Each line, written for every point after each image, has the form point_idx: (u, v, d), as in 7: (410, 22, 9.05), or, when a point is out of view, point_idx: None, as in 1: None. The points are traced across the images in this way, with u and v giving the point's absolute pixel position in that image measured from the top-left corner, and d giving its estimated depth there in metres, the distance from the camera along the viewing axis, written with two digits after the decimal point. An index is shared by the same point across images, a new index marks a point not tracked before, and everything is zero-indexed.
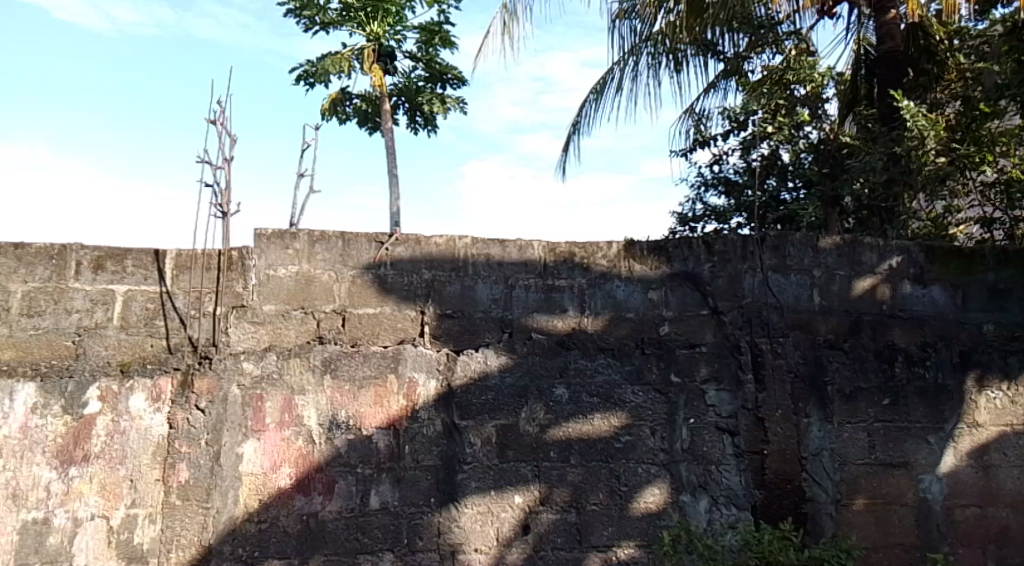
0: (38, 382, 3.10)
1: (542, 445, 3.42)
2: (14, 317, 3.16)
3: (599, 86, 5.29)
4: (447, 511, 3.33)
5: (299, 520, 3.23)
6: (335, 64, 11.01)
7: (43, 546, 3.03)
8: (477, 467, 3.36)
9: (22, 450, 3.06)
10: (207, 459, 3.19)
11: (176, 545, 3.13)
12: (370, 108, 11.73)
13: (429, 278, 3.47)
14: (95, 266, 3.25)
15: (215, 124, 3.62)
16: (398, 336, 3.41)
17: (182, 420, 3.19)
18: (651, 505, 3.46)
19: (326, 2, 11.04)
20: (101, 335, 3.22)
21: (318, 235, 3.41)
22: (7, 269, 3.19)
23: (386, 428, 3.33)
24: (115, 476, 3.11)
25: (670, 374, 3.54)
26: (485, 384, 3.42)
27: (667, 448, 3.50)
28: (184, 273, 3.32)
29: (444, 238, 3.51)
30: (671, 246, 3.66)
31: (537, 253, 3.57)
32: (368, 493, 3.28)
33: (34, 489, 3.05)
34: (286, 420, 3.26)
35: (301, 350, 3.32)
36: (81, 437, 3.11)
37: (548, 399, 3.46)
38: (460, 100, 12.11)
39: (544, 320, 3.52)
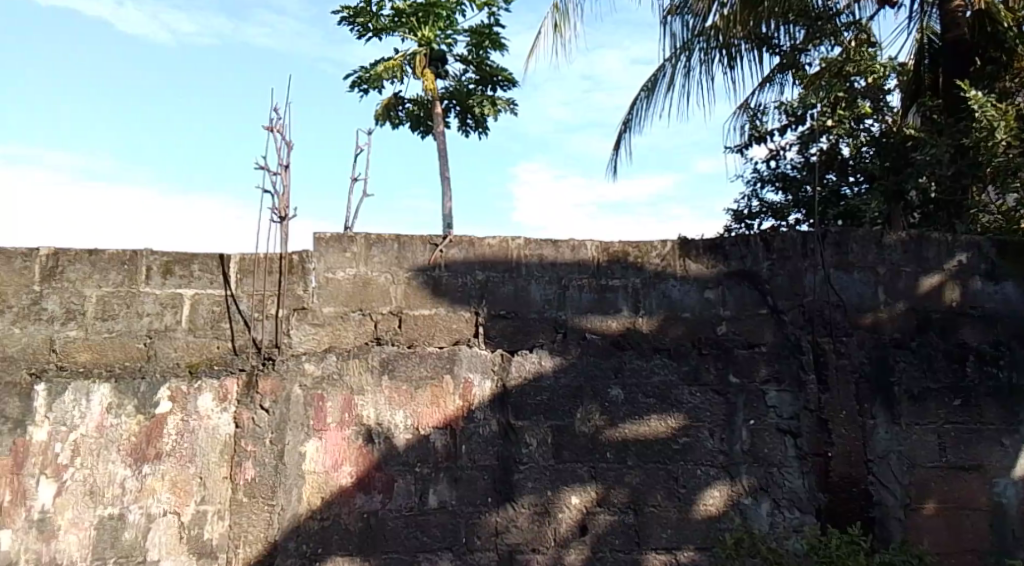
0: (112, 383, 3.23)
1: (599, 445, 3.42)
2: (90, 320, 3.30)
3: (651, 83, 5.16)
4: (505, 510, 3.34)
5: (361, 518, 3.28)
6: (388, 70, 11.19)
7: (119, 541, 3.14)
8: (533, 468, 3.38)
9: (98, 449, 3.18)
10: (271, 457, 3.27)
11: (244, 541, 3.21)
12: (422, 112, 11.88)
13: (483, 280, 3.50)
14: (164, 271, 3.37)
15: (273, 131, 3.73)
16: (454, 337, 3.45)
17: (248, 420, 3.28)
18: (711, 507, 3.42)
19: (379, 9, 11.20)
20: (170, 338, 3.33)
21: (374, 238, 3.47)
22: (82, 274, 3.32)
23: (443, 428, 3.37)
24: (186, 474, 3.22)
25: (729, 375, 3.50)
26: (540, 384, 3.43)
27: (727, 449, 3.46)
28: (248, 277, 3.42)
29: (497, 240, 3.54)
30: (727, 244, 3.63)
31: (590, 254, 3.57)
32: (426, 492, 3.33)
33: (110, 485, 3.16)
34: (346, 419, 3.33)
35: (359, 351, 3.38)
36: (153, 435, 3.22)
37: (604, 400, 3.45)
38: (511, 102, 12.15)
39: (598, 320, 3.52)
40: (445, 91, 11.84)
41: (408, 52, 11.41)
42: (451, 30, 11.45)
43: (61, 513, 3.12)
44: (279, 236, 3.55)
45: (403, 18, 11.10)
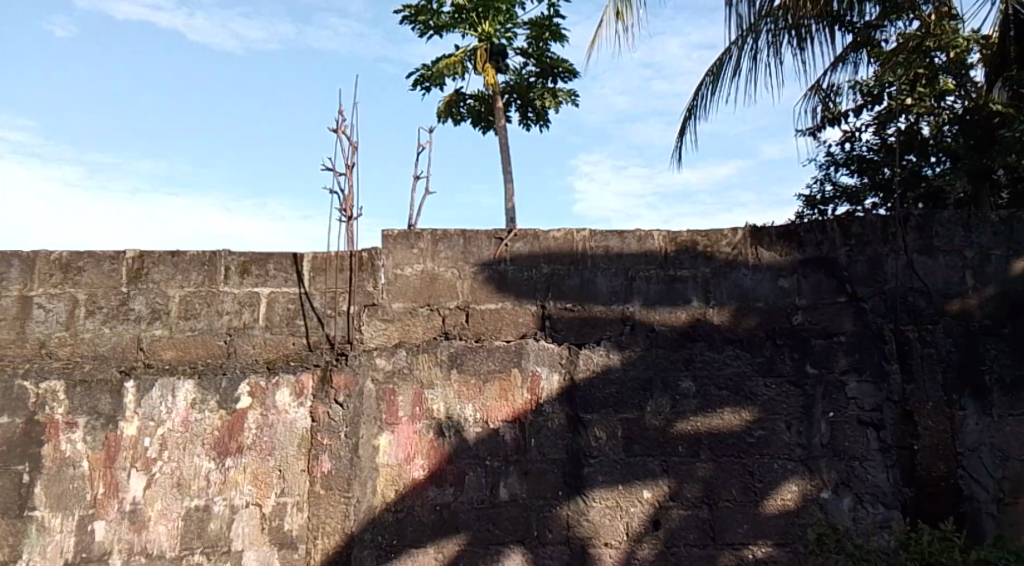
0: (196, 379, 3.35)
1: (670, 439, 3.38)
2: (173, 319, 3.42)
3: (717, 68, 4.58)
4: (576, 504, 3.33)
5: (434, 510, 3.32)
6: (449, 66, 11.28)
7: (205, 531, 3.25)
8: (604, 461, 3.36)
9: (184, 442, 3.30)
10: (346, 450, 3.34)
11: (322, 532, 3.29)
12: (483, 108, 11.97)
13: (549, 273, 3.51)
14: (242, 271, 3.48)
15: (339, 132, 3.83)
16: (521, 330, 3.46)
17: (323, 414, 3.36)
18: (789, 502, 3.34)
19: (439, 7, 11.29)
20: (249, 335, 3.44)
21: (440, 234, 3.53)
22: (166, 276, 3.46)
23: (512, 421, 3.38)
24: (266, 466, 3.32)
25: (806, 366, 3.41)
26: (608, 377, 3.41)
27: (805, 443, 3.37)
28: (320, 275, 3.50)
29: (562, 233, 3.55)
30: (802, 231, 3.54)
31: (657, 244, 3.54)
32: (497, 485, 3.34)
33: (195, 478, 3.28)
34: (418, 413, 3.38)
35: (428, 346, 3.42)
36: (235, 429, 3.33)
37: (675, 393, 3.40)
38: (572, 94, 12.08)
39: (666, 312, 3.47)
40: (506, 86, 11.85)
41: (469, 48, 11.47)
42: (511, 23, 11.44)
43: (151, 504, 3.25)
44: (345, 234, 3.61)
45: (464, 14, 11.17)
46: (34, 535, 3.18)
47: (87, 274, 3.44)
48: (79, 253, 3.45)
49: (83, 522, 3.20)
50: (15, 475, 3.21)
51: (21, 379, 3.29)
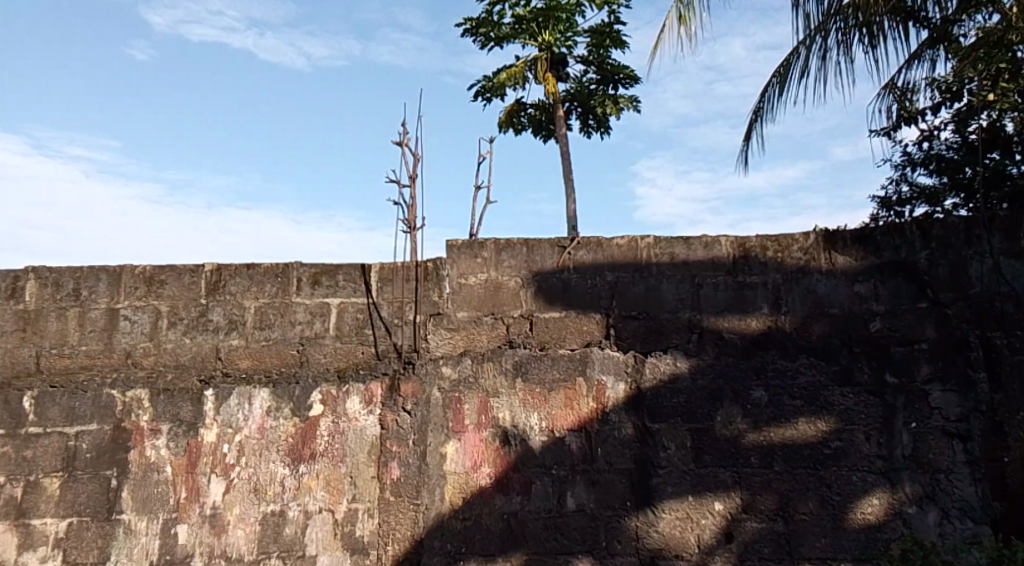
0: (271, 387, 3.43)
1: (742, 450, 3.31)
2: (249, 329, 3.53)
3: (783, 69, 4.46)
4: (645, 515, 3.29)
5: (501, 519, 3.32)
6: (511, 77, 11.36)
7: (281, 536, 3.33)
8: (673, 473, 3.31)
9: (260, 449, 3.39)
10: (415, 457, 3.38)
11: (392, 538, 3.33)
12: (545, 117, 12.02)
13: (613, 281, 3.48)
14: (313, 281, 3.57)
15: (403, 144, 3.89)
16: (585, 339, 3.45)
17: (392, 422, 3.41)
18: (870, 516, 3.23)
19: (500, 18, 11.40)
20: (320, 344, 3.51)
21: (503, 243, 3.56)
22: (242, 287, 3.57)
23: (578, 430, 3.36)
24: (338, 473, 3.38)
25: (885, 374, 3.30)
26: (676, 386, 3.36)
27: (886, 454, 3.26)
28: (387, 284, 3.56)
29: (626, 240, 3.53)
30: (878, 235, 3.44)
31: (725, 249, 3.48)
32: (564, 494, 3.33)
33: (271, 483, 3.36)
34: (483, 421, 3.39)
35: (493, 354, 3.44)
36: (308, 436, 3.40)
37: (746, 402, 3.34)
38: (633, 99, 12.01)
39: (736, 319, 3.41)
40: (567, 94, 11.85)
41: (530, 58, 11.55)
42: (571, 32, 11.43)
43: (230, 509, 3.34)
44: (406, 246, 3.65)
45: (525, 24, 11.22)
46: (121, 538, 3.30)
47: (169, 287, 3.57)
48: (161, 267, 3.59)
49: (167, 525, 3.32)
50: (103, 479, 3.34)
51: (109, 387, 3.44)
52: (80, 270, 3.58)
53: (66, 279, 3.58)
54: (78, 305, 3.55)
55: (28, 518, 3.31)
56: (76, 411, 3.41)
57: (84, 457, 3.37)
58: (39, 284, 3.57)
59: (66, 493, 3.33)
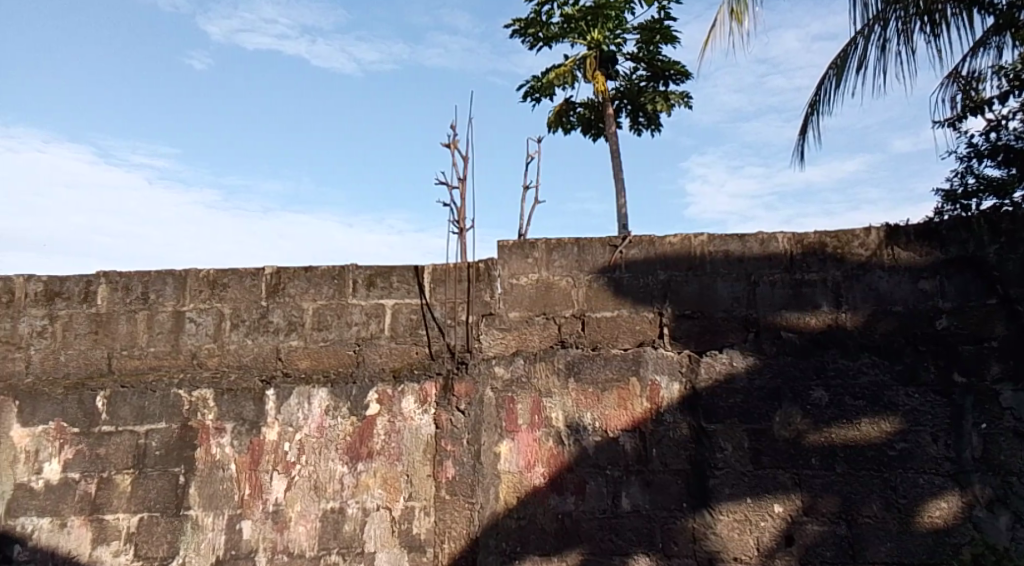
0: (329, 387, 3.50)
1: (802, 451, 3.25)
2: (307, 330, 3.60)
3: (841, 61, 4.35)
4: (702, 516, 3.25)
5: (556, 519, 3.32)
6: (560, 76, 11.34)
7: (340, 533, 3.38)
8: (730, 474, 3.27)
9: (319, 447, 3.45)
10: (469, 457, 3.40)
11: (449, 536, 3.35)
12: (594, 115, 11.98)
13: (666, 279, 3.46)
14: (368, 283, 3.62)
15: (453, 146, 3.93)
16: (638, 338, 3.43)
17: (446, 421, 3.44)
18: (938, 519, 3.14)
19: (548, 18, 11.40)
20: (376, 344, 3.57)
21: (554, 243, 3.56)
22: (300, 289, 3.64)
23: (632, 430, 3.34)
24: (395, 471, 3.42)
25: (952, 373, 3.21)
26: (733, 386, 3.32)
27: (954, 456, 3.17)
28: (440, 285, 3.59)
29: (679, 238, 3.49)
30: (943, 230, 3.34)
31: (782, 247, 3.42)
32: (619, 495, 3.31)
33: (331, 481, 3.42)
34: (536, 421, 3.40)
35: (545, 354, 3.44)
36: (365, 435, 3.45)
37: (806, 402, 3.28)
38: (684, 96, 11.88)
39: (794, 317, 3.35)
40: (616, 91, 11.78)
41: (578, 57, 11.53)
42: (621, 29, 11.35)
43: (291, 506, 3.41)
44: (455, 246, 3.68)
45: (573, 23, 11.19)
46: (189, 533, 3.40)
47: (231, 290, 3.66)
48: (224, 270, 3.69)
49: (232, 520, 3.40)
50: (172, 476, 3.45)
51: (176, 387, 3.54)
52: (148, 273, 3.70)
53: (135, 283, 3.70)
54: (146, 308, 3.67)
55: (102, 513, 3.43)
56: (145, 410, 3.52)
57: (153, 455, 3.48)
58: (109, 288, 3.70)
59: (137, 489, 3.45)
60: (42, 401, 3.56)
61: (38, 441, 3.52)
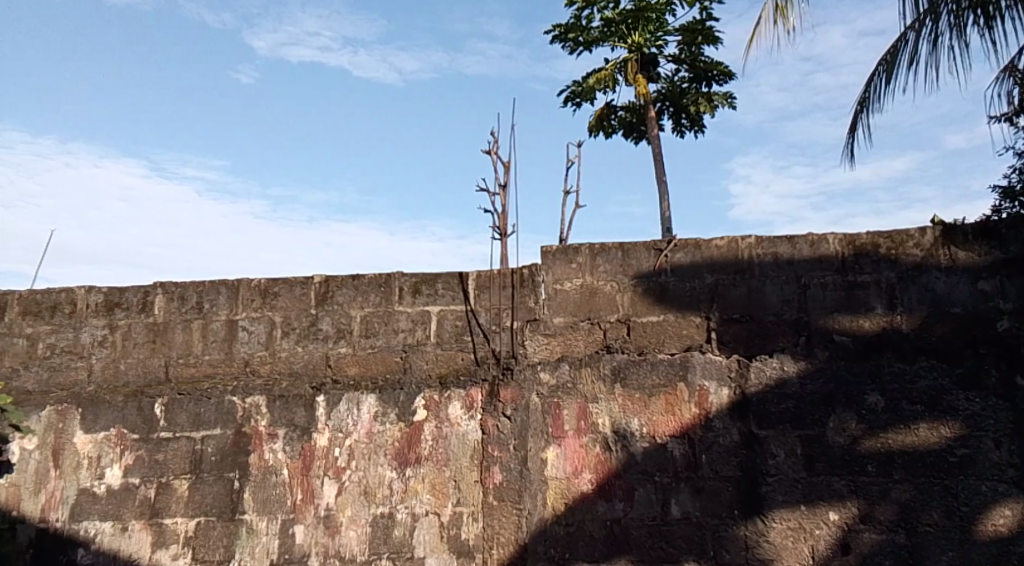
0: (377, 393, 3.54)
1: (857, 457, 3.18)
2: (355, 337, 3.65)
3: (891, 57, 4.26)
4: (754, 524, 3.20)
5: (605, 525, 3.30)
6: (601, 80, 11.31)
7: (390, 537, 3.41)
8: (783, 481, 3.21)
9: (369, 453, 3.49)
10: (516, 462, 3.40)
11: (497, 542, 3.35)
12: (635, 118, 11.93)
13: (713, 283, 3.42)
14: (414, 290, 3.65)
15: (494, 153, 3.94)
16: (685, 343, 3.40)
17: (493, 427, 3.44)
18: (1002, 528, 3.04)
19: (589, 23, 11.39)
20: (422, 351, 3.59)
21: (598, 247, 3.55)
22: (347, 297, 3.69)
23: (680, 436, 3.31)
24: (443, 476, 3.44)
25: (1015, 377, 3.11)
26: (784, 391, 3.26)
27: (1018, 462, 3.07)
28: (485, 292, 3.61)
29: (726, 241, 3.45)
30: (1002, 229, 3.26)
31: (832, 248, 3.36)
32: (668, 502, 3.27)
33: (380, 486, 3.45)
34: (583, 427, 3.38)
35: (591, 360, 3.43)
36: (413, 441, 3.48)
37: (860, 407, 3.20)
38: (728, 96, 11.75)
39: (847, 320, 3.28)
40: (658, 94, 11.71)
41: (619, 60, 11.49)
42: (662, 31, 11.28)
43: (342, 511, 3.45)
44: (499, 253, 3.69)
45: (614, 27, 11.15)
46: (244, 537, 3.46)
47: (282, 298, 3.73)
48: (275, 279, 3.76)
49: (285, 525, 3.46)
50: (227, 481, 3.52)
51: (230, 394, 3.62)
52: (202, 283, 3.79)
53: (190, 293, 3.79)
54: (201, 317, 3.76)
55: (161, 517, 3.51)
56: (201, 417, 3.60)
57: (209, 460, 3.55)
58: (165, 298, 3.80)
59: (194, 494, 3.52)
60: (103, 408, 3.66)
61: (100, 447, 3.62)
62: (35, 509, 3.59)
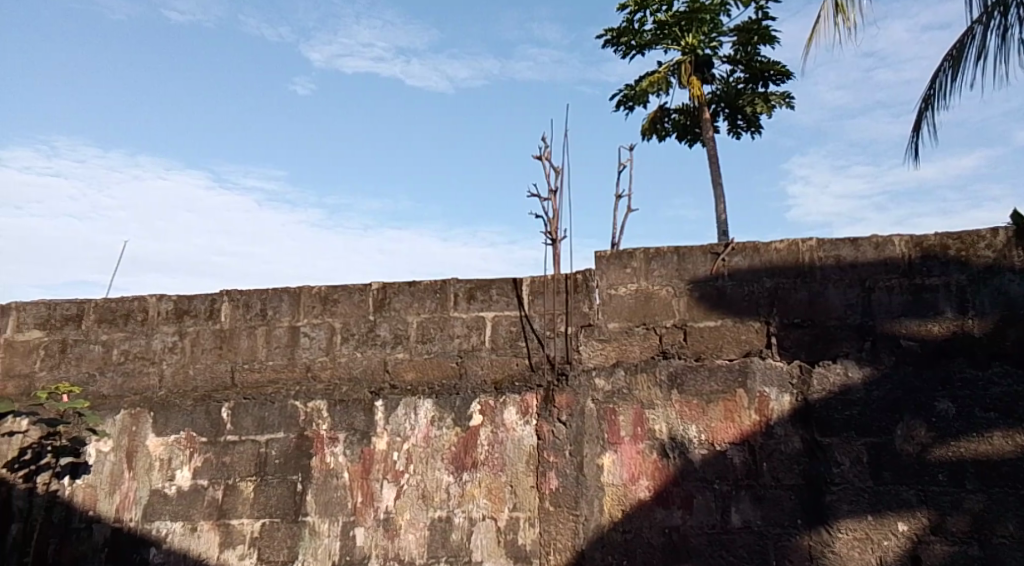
0: (433, 398, 3.57)
1: (927, 467, 3.08)
2: (412, 343, 3.69)
3: (957, 51, 4.12)
4: (818, 533, 3.12)
5: (663, 533, 3.26)
6: (654, 83, 11.23)
7: (448, 541, 3.43)
8: (848, 490, 3.12)
9: (426, 457, 3.52)
10: (572, 468, 3.39)
11: (554, 548, 3.34)
12: (690, 121, 11.81)
13: (772, 287, 3.36)
14: (469, 296, 3.68)
15: (546, 159, 3.95)
16: (744, 349, 3.34)
17: (548, 432, 3.44)
18: None
19: (641, 26, 11.32)
20: (477, 356, 3.62)
21: (653, 252, 3.52)
22: (404, 303, 3.74)
23: (740, 443, 3.25)
24: (499, 481, 3.45)
25: None
26: (848, 398, 3.18)
27: None
28: (539, 297, 3.61)
29: (786, 244, 3.39)
30: None
31: (898, 250, 3.27)
32: (728, 510, 3.22)
33: (438, 490, 3.48)
34: (639, 433, 3.35)
35: (647, 365, 3.40)
36: (469, 445, 3.50)
37: (930, 415, 3.11)
38: (785, 96, 11.54)
39: (914, 325, 3.19)
40: (713, 95, 11.57)
41: (673, 63, 11.40)
42: (716, 32, 11.14)
43: (401, 514, 3.48)
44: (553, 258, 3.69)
45: (667, 29, 11.06)
46: (307, 539, 3.53)
47: (341, 305, 3.80)
48: (334, 286, 3.83)
49: (346, 527, 3.51)
50: (290, 483, 3.59)
51: (293, 399, 3.70)
52: (266, 291, 3.89)
53: (254, 300, 3.89)
54: (264, 323, 3.85)
55: (228, 518, 3.60)
56: (265, 420, 3.69)
57: (273, 463, 3.63)
58: (231, 305, 3.91)
59: (259, 496, 3.60)
60: (174, 412, 3.78)
61: (170, 449, 3.73)
62: (110, 509, 3.72)
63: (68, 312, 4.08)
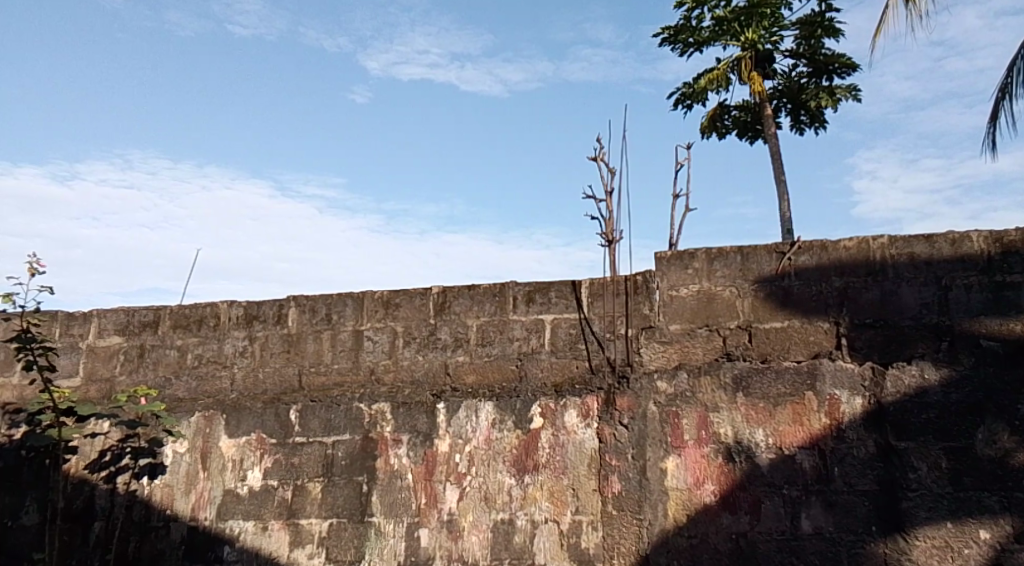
0: (494, 401, 3.58)
1: (1010, 472, 2.95)
2: (473, 346, 3.71)
3: None
4: (894, 541, 3.01)
5: (730, 538, 3.19)
6: (713, 81, 11.06)
7: (511, 544, 3.43)
8: (926, 496, 3.01)
9: (488, 459, 3.53)
10: (635, 472, 3.35)
11: (618, 552, 3.31)
12: (750, 117, 11.60)
13: (841, 286, 3.27)
14: (528, 299, 3.68)
15: None
16: (812, 350, 3.26)
17: (610, 435, 3.41)
18: None
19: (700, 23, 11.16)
20: (537, 359, 3.61)
21: (715, 252, 3.46)
22: (464, 306, 3.76)
23: (810, 447, 3.17)
24: (561, 484, 3.43)
25: None
26: (925, 401, 3.07)
27: None
28: (599, 299, 3.59)
29: (855, 242, 3.29)
30: None
31: (977, 247, 3.14)
32: (798, 516, 3.13)
33: (500, 492, 3.49)
34: (704, 436, 3.30)
35: (710, 367, 3.35)
36: (531, 448, 3.49)
37: (1013, 418, 2.98)
38: (851, 89, 11.22)
39: (995, 324, 3.06)
40: (774, 91, 11.34)
41: (732, 59, 11.21)
42: (777, 26, 10.91)
43: (464, 516, 3.50)
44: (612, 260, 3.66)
45: (726, 25, 10.87)
46: (373, 539, 3.57)
47: (403, 308, 3.84)
48: (396, 290, 3.88)
49: (410, 529, 3.54)
50: (356, 484, 3.65)
51: (358, 401, 3.75)
52: (331, 295, 3.96)
53: (320, 304, 3.96)
54: (330, 327, 3.92)
55: (297, 518, 3.68)
56: (332, 422, 3.75)
57: (339, 465, 3.69)
58: (298, 310, 3.99)
59: (326, 496, 3.67)
60: (244, 414, 3.88)
61: (242, 451, 3.83)
62: (185, 508, 3.84)
63: (144, 318, 4.22)
